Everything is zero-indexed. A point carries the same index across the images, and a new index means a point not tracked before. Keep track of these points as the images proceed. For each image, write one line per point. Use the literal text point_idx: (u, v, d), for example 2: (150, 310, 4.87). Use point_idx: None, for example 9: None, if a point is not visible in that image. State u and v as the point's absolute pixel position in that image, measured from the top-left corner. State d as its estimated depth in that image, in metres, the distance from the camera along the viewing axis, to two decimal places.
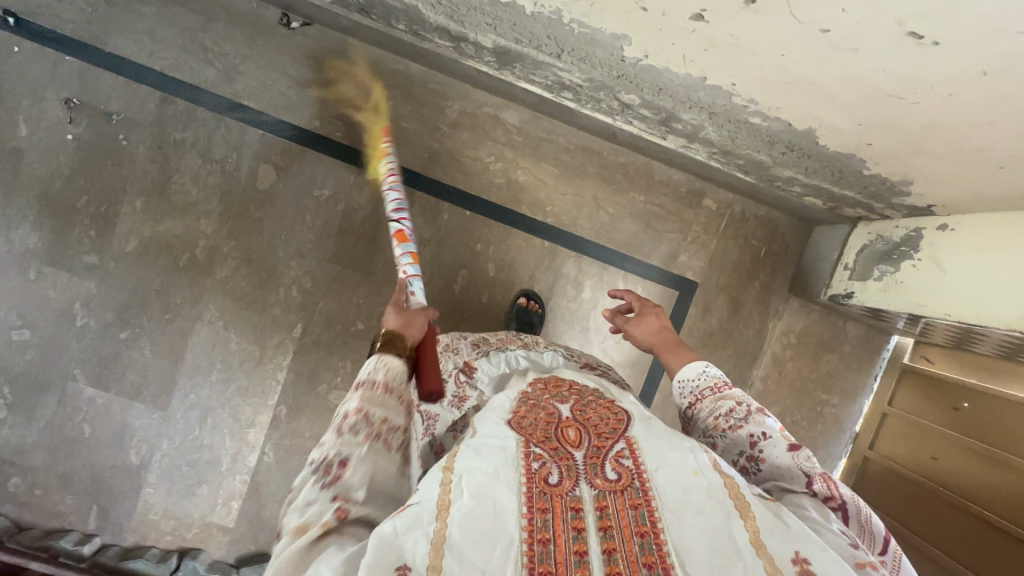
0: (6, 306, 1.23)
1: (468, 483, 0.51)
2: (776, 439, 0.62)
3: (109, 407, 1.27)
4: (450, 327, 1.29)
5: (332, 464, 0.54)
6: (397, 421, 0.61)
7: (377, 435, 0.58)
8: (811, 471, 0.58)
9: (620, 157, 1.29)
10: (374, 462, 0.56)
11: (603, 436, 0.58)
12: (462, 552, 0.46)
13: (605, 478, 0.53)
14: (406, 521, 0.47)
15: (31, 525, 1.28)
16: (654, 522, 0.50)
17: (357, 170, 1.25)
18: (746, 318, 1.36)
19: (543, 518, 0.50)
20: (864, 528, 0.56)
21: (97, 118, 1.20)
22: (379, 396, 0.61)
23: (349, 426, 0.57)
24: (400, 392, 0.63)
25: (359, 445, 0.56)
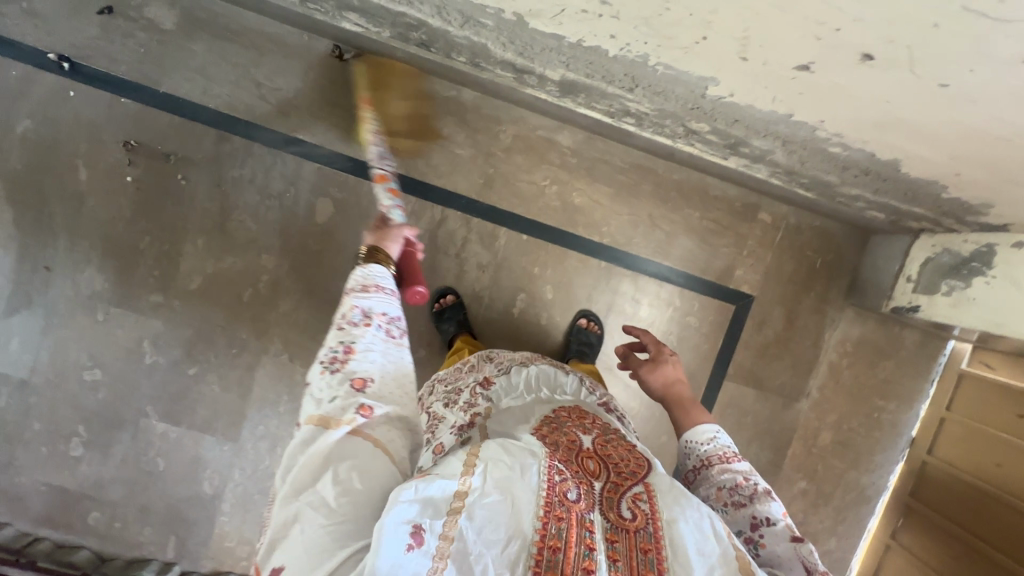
0: (77, 348, 1.25)
1: (494, 472, 0.52)
2: (780, 528, 0.63)
3: (181, 440, 1.30)
4: (510, 349, 1.31)
5: (339, 353, 0.63)
6: (393, 313, 0.70)
7: (377, 323, 0.67)
8: (812, 568, 0.59)
9: (675, 174, 1.29)
10: (383, 347, 0.65)
11: (623, 476, 0.60)
12: (481, 531, 0.48)
13: (619, 514, 0.55)
14: (430, 489, 0.49)
15: (114, 556, 1.33)
16: (662, 569, 0.50)
17: (414, 199, 1.25)
18: (803, 329, 1.36)
19: (558, 525, 0.50)
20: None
21: (155, 158, 1.20)
22: (370, 293, 0.70)
23: (350, 320, 0.66)
24: (387, 287, 0.73)
25: (359, 333, 0.64)
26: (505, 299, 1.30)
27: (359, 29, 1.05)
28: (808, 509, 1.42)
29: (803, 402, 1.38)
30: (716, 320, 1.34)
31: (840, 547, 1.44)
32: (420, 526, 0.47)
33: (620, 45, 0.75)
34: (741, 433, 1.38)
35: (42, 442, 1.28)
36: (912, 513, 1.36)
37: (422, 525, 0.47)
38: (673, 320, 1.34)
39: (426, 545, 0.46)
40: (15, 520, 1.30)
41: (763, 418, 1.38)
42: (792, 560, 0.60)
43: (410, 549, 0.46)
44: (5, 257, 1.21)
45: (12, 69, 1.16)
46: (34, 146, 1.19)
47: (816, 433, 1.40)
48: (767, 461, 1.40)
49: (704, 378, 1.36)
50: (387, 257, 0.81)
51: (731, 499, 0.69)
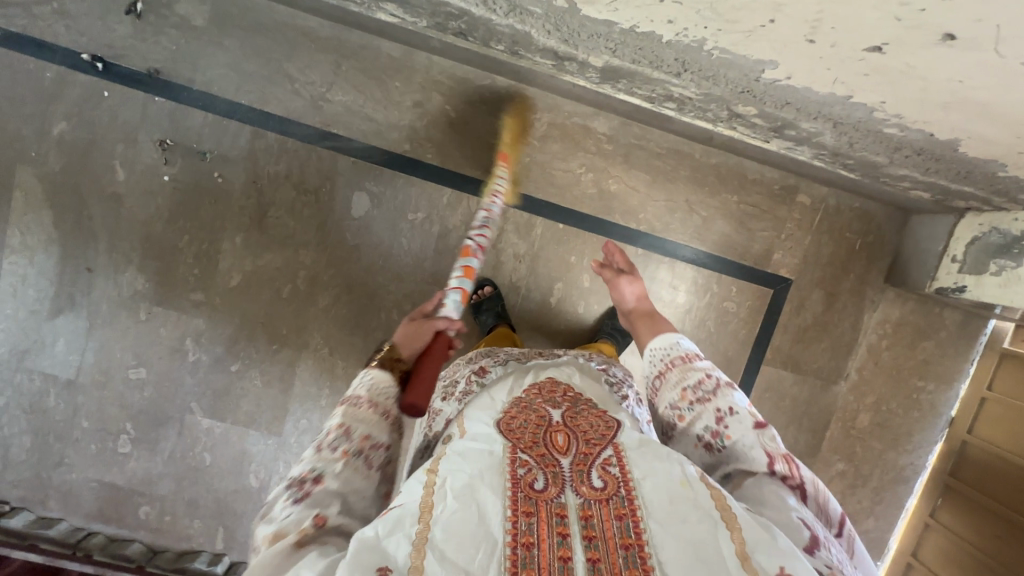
0: (122, 347, 1.27)
1: (453, 485, 0.55)
2: (742, 416, 0.70)
3: (227, 435, 1.32)
4: (548, 339, 1.31)
5: (308, 479, 0.59)
6: (380, 438, 0.67)
7: (357, 451, 0.63)
8: (772, 451, 0.65)
9: (712, 158, 1.27)
10: (352, 478, 0.61)
11: (591, 442, 0.61)
12: (444, 552, 0.49)
13: (590, 486, 0.56)
14: (387, 525, 0.50)
15: (165, 548, 1.36)
16: (639, 532, 0.52)
17: (449, 190, 1.25)
18: (842, 312, 1.35)
19: (528, 521, 0.52)
20: (818, 508, 0.63)
21: (191, 157, 1.20)
22: (363, 409, 0.67)
23: (329, 444, 0.63)
24: (382, 407, 0.69)
25: (335, 461, 0.61)
26: (543, 289, 1.30)
27: (395, 19, 1.04)
28: (846, 491, 1.42)
29: (841, 385, 1.38)
30: (754, 305, 1.33)
31: (878, 526, 1.44)
32: (385, 569, 0.47)
33: (676, 30, 0.75)
34: (778, 416, 1.39)
35: (91, 440, 1.30)
36: (953, 492, 1.36)
37: (388, 567, 0.47)
38: (712, 306, 1.33)
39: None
40: (68, 516, 1.34)
41: (800, 401, 1.38)
42: (753, 444, 0.67)
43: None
44: (48, 259, 1.23)
45: (47, 71, 1.16)
46: (72, 148, 1.19)
47: (854, 415, 1.39)
48: (804, 444, 1.40)
49: (742, 362, 1.35)
50: (400, 363, 0.75)
51: (696, 397, 0.75)
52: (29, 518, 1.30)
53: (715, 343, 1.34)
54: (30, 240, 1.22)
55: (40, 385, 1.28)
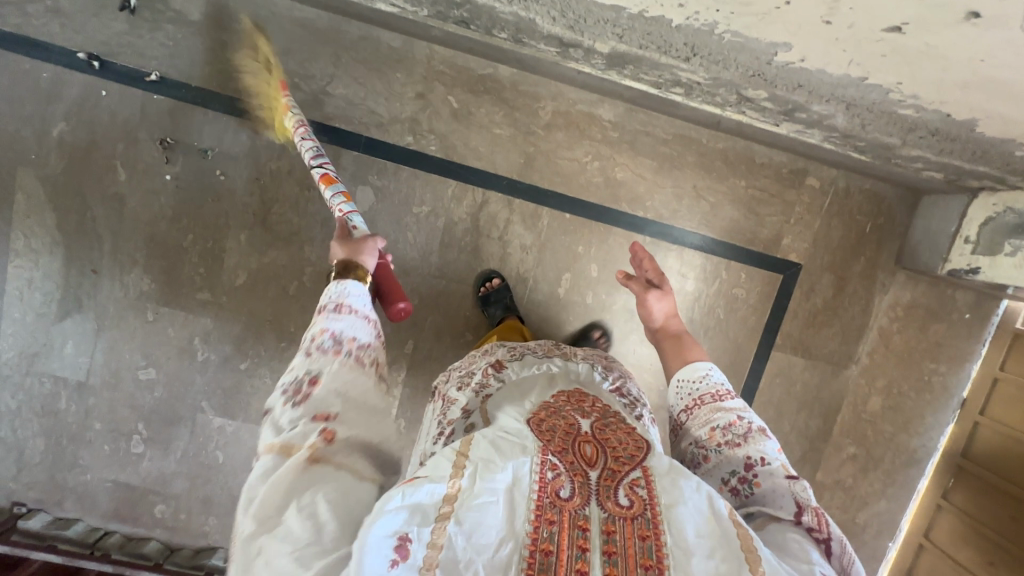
0: (131, 348, 1.27)
1: (482, 474, 0.54)
2: (773, 466, 0.71)
3: (238, 434, 1.32)
4: (556, 330, 1.31)
5: (304, 384, 0.67)
6: (365, 340, 0.75)
7: (346, 351, 0.72)
8: (802, 502, 0.65)
9: (719, 143, 1.25)
10: (348, 373, 0.69)
11: (620, 460, 0.60)
12: (472, 538, 0.50)
13: (616, 503, 0.55)
14: (416, 497, 0.51)
15: (182, 545, 1.37)
16: (661, 558, 0.51)
17: (454, 182, 1.23)
18: (852, 295, 1.34)
19: (550, 529, 0.51)
20: (844, 569, 0.62)
21: (192, 155, 1.19)
22: (343, 316, 0.76)
23: (320, 348, 0.71)
24: (360, 312, 0.78)
25: (326, 363, 0.69)
26: (550, 279, 1.29)
27: (395, 9, 1.02)
28: (858, 474, 1.42)
29: (852, 368, 1.37)
30: (764, 291, 1.32)
31: (890, 509, 1.44)
32: (405, 538, 0.49)
33: (687, 14, 0.73)
34: (789, 401, 1.38)
35: (104, 441, 1.31)
36: (965, 473, 1.35)
37: (408, 537, 0.49)
38: (721, 292, 1.32)
39: (412, 559, 0.48)
40: (85, 515, 1.35)
41: (811, 386, 1.38)
42: (783, 494, 0.67)
43: (395, 564, 0.47)
44: (53, 262, 1.22)
45: (43, 71, 1.14)
46: (72, 149, 1.18)
47: (865, 398, 1.39)
48: (816, 428, 1.40)
49: (752, 348, 1.35)
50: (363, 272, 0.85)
51: (725, 439, 0.77)
52: (46, 520, 1.31)
53: (724, 329, 1.33)
54: (34, 243, 1.21)
55: (51, 388, 1.28)
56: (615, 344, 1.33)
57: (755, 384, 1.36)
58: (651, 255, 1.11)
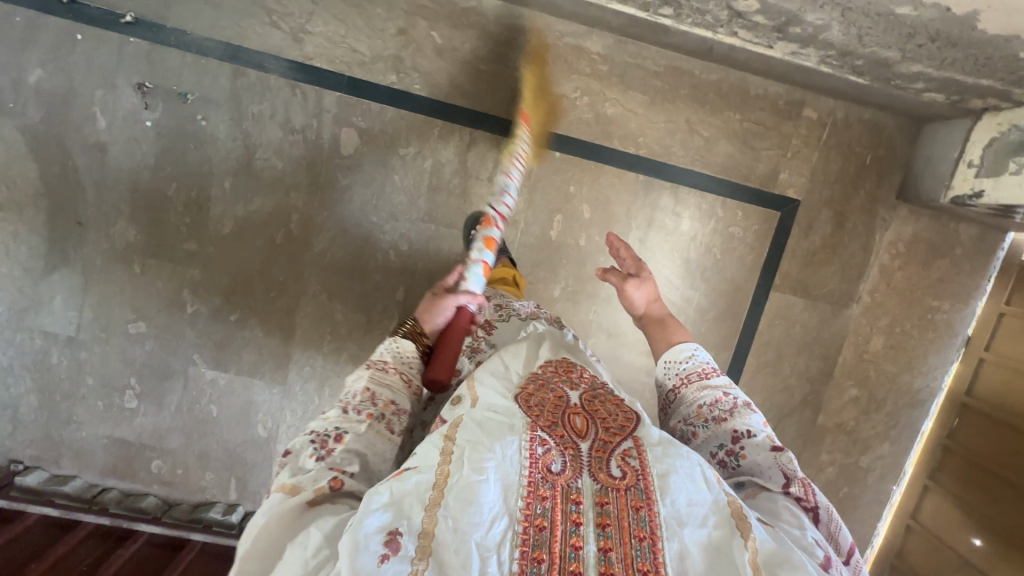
0: (119, 301, 1.26)
1: (471, 456, 0.54)
2: (760, 439, 0.70)
3: (231, 386, 1.32)
4: (550, 273, 1.29)
5: (330, 437, 0.60)
6: (403, 404, 0.67)
7: (380, 415, 0.64)
8: (790, 474, 0.65)
9: (713, 75, 1.22)
10: (375, 438, 0.62)
11: (611, 432, 0.61)
12: (457, 521, 0.49)
13: (608, 474, 0.56)
14: (404, 486, 0.51)
15: (180, 500, 1.38)
16: (654, 527, 0.52)
17: (441, 123, 1.20)
18: (852, 232, 1.30)
19: (543, 505, 0.53)
20: (831, 536, 0.64)
21: (172, 100, 1.17)
22: (388, 375, 0.69)
23: (357, 407, 0.64)
24: (406, 374, 0.71)
25: (359, 422, 0.62)
26: (541, 222, 1.26)
27: None
28: (860, 417, 1.40)
29: (854, 308, 1.34)
30: (761, 230, 1.29)
31: (893, 452, 1.42)
32: (395, 531, 0.48)
33: None
34: (789, 343, 1.36)
35: (97, 397, 1.30)
36: (968, 412, 1.33)
37: (398, 530, 0.48)
38: (717, 231, 1.29)
39: (403, 550, 0.47)
40: (82, 472, 1.35)
41: (811, 327, 1.35)
42: (771, 466, 0.67)
43: (386, 558, 0.47)
44: (38, 215, 1.21)
45: (16, 15, 1.12)
46: (49, 97, 1.15)
47: (867, 339, 1.36)
48: (817, 371, 1.37)
49: (751, 288, 1.32)
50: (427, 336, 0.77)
51: (712, 415, 0.74)
52: (43, 477, 1.32)
53: (721, 268, 1.31)
54: (16, 195, 1.19)
55: (42, 344, 1.27)
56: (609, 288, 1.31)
57: (754, 326, 1.34)
58: (629, 245, 1.06)
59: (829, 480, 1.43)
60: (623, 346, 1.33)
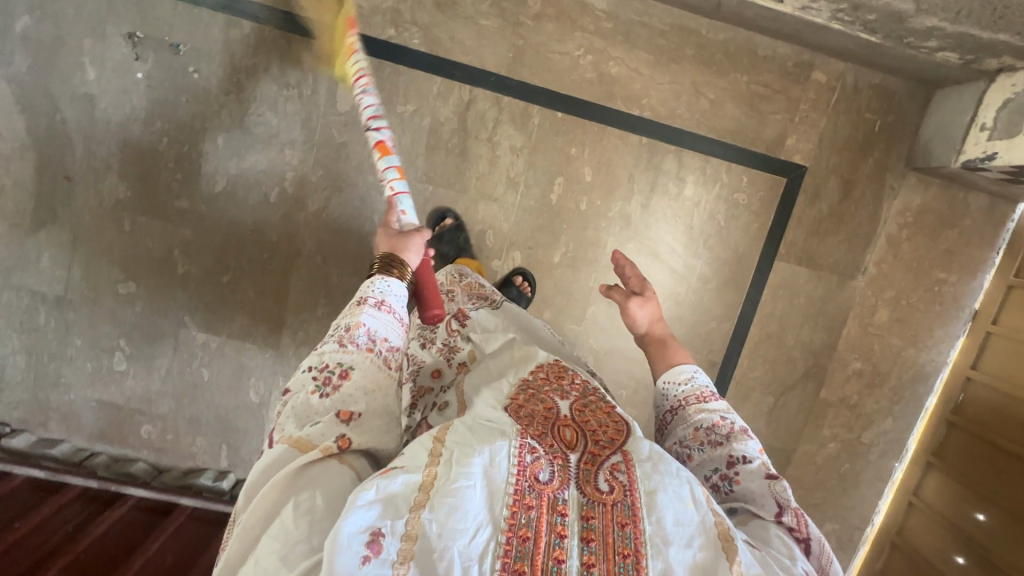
0: (109, 260, 1.23)
1: (459, 458, 0.53)
2: (754, 465, 0.70)
3: (223, 350, 1.29)
4: (550, 237, 1.26)
5: (334, 374, 0.63)
6: (396, 342, 0.71)
7: (378, 349, 0.68)
8: (784, 502, 0.66)
9: (720, 34, 1.18)
10: (375, 373, 0.65)
11: (600, 445, 0.61)
12: (443, 525, 0.48)
13: (596, 488, 0.56)
14: (390, 486, 0.49)
15: (170, 466, 1.35)
16: (638, 545, 0.52)
17: (440, 80, 1.17)
18: (860, 200, 1.27)
19: (528, 514, 0.52)
20: (822, 568, 0.63)
21: (163, 51, 1.13)
22: (381, 313, 0.73)
23: (354, 341, 0.67)
24: (398, 312, 0.75)
25: (359, 356, 0.65)
26: (542, 184, 1.23)
27: None
28: (863, 391, 1.38)
29: (860, 279, 1.32)
30: (766, 197, 1.26)
31: (896, 428, 1.40)
32: (378, 533, 0.46)
33: None
34: (793, 315, 1.33)
35: (86, 358, 1.28)
36: (973, 385, 1.30)
37: (381, 531, 0.46)
38: (721, 197, 1.26)
39: (385, 553, 0.45)
40: (70, 436, 1.32)
41: (816, 298, 1.32)
42: (764, 494, 0.67)
43: (367, 560, 0.45)
44: (24, 169, 1.17)
45: None
46: (37, 46, 1.12)
47: (873, 311, 1.33)
48: (820, 343, 1.35)
49: (754, 257, 1.29)
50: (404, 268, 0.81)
51: (708, 438, 0.75)
52: (30, 440, 1.29)
53: (724, 236, 1.28)
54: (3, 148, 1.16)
55: (29, 303, 1.24)
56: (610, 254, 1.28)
57: (757, 296, 1.31)
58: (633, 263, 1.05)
59: (831, 456, 1.41)
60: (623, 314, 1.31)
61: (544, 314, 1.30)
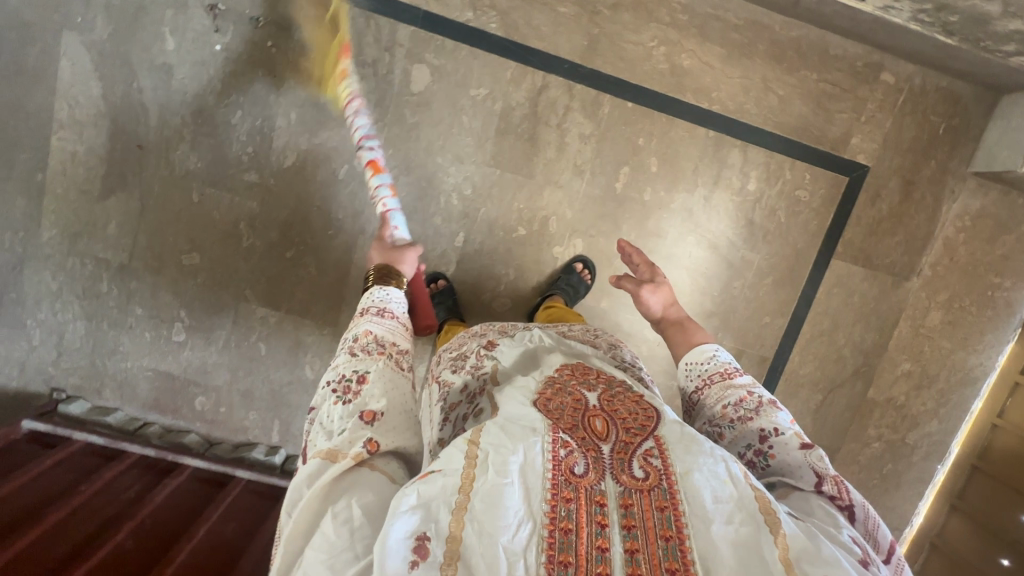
0: (175, 230, 1.23)
1: (495, 460, 0.53)
2: (787, 437, 0.70)
3: (281, 325, 1.29)
4: (612, 226, 1.27)
5: (352, 382, 0.69)
6: (403, 345, 0.78)
7: (389, 354, 0.74)
8: (822, 472, 0.65)
9: (793, 31, 1.19)
10: (390, 374, 0.72)
11: (631, 432, 0.59)
12: (482, 524, 0.49)
13: (631, 476, 0.55)
14: (429, 491, 0.51)
15: (221, 440, 1.36)
16: (680, 527, 0.51)
17: (515, 65, 1.18)
18: (919, 202, 1.29)
19: (568, 507, 0.52)
20: (870, 534, 0.62)
21: (243, 25, 1.14)
22: (385, 319, 0.80)
23: (364, 348, 0.73)
24: (401, 321, 0.82)
25: (374, 361, 0.72)
26: (607, 173, 1.24)
27: None
28: (911, 392, 1.39)
29: (915, 281, 1.33)
30: (828, 195, 1.27)
31: (941, 430, 1.41)
32: (423, 537, 0.48)
33: None
34: (846, 314, 1.34)
35: (145, 327, 1.28)
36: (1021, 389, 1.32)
37: (426, 535, 0.48)
38: (784, 194, 1.27)
39: (431, 556, 0.47)
40: (125, 405, 1.33)
41: (870, 298, 1.34)
42: (802, 465, 0.67)
43: (415, 565, 0.47)
44: (98, 135, 1.18)
45: None
46: (119, 14, 1.13)
47: (925, 313, 1.35)
48: (871, 343, 1.36)
49: (812, 254, 1.31)
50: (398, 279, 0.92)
51: (737, 414, 0.76)
52: (86, 407, 1.30)
53: (785, 232, 1.29)
54: (79, 114, 1.17)
55: (92, 270, 1.25)
56: (670, 245, 1.29)
57: (813, 293, 1.32)
58: (642, 255, 1.08)
59: (875, 456, 1.42)
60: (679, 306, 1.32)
61: (602, 302, 1.31)
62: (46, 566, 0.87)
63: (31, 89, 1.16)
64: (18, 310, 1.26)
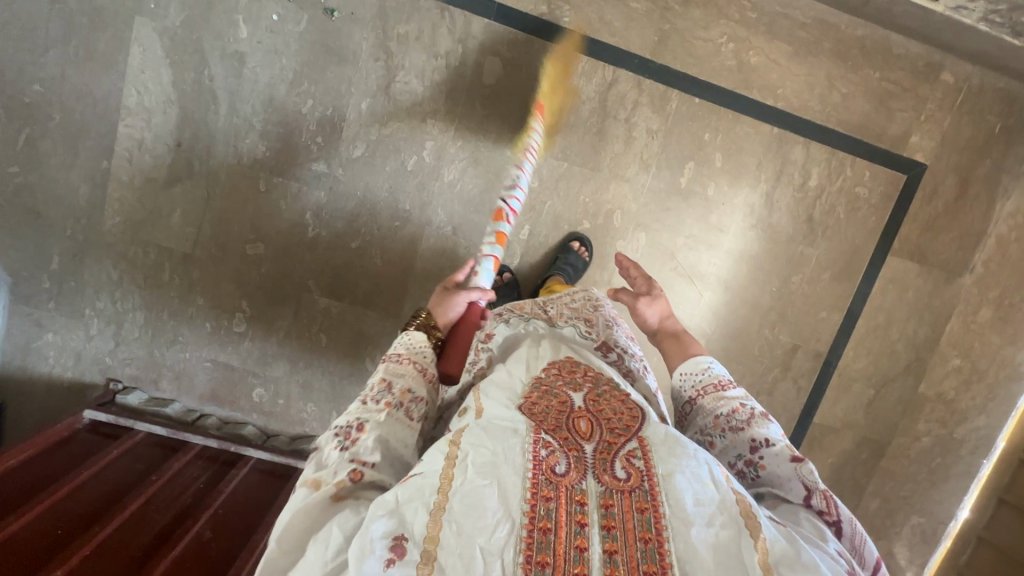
0: (240, 221, 1.22)
1: (474, 460, 0.55)
2: (778, 448, 0.70)
3: (344, 316, 1.29)
4: (677, 220, 1.28)
5: (352, 428, 0.63)
6: (418, 394, 0.71)
7: (397, 403, 0.67)
8: (811, 485, 0.65)
9: (858, 30, 1.22)
10: (394, 426, 0.65)
11: (615, 432, 0.61)
12: (461, 525, 0.50)
13: (613, 476, 0.56)
14: (408, 493, 0.51)
15: (278, 432, 1.35)
16: (659, 529, 0.52)
17: (587, 58, 1.19)
18: (974, 200, 1.31)
19: (547, 505, 0.53)
20: (855, 551, 0.62)
21: (317, 13, 1.14)
22: (403, 368, 0.73)
23: (374, 397, 0.67)
24: (420, 365, 0.75)
25: (378, 411, 0.65)
26: (674, 167, 1.25)
27: None
28: (960, 387, 1.41)
29: (966, 277, 1.36)
30: (887, 192, 1.30)
31: (989, 425, 1.42)
32: (400, 537, 0.49)
33: None
34: (900, 309, 1.36)
35: (205, 318, 1.27)
36: None
37: (404, 535, 0.49)
38: (844, 190, 1.29)
39: (408, 555, 0.48)
40: (181, 397, 1.31)
41: (924, 293, 1.36)
42: (791, 478, 0.67)
43: (391, 563, 0.47)
44: (166, 123, 1.17)
45: None
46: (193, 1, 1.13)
47: (976, 309, 1.37)
48: (923, 338, 1.38)
49: (869, 251, 1.33)
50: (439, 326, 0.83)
51: (728, 425, 0.76)
52: (143, 398, 1.28)
53: (843, 228, 1.31)
54: (147, 101, 1.16)
55: (155, 259, 1.23)
56: (732, 240, 1.30)
57: (869, 289, 1.34)
58: (637, 268, 1.10)
59: (924, 450, 1.44)
60: (738, 299, 1.33)
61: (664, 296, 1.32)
62: (134, 554, 0.86)
63: (101, 75, 1.15)
64: (78, 300, 1.24)
